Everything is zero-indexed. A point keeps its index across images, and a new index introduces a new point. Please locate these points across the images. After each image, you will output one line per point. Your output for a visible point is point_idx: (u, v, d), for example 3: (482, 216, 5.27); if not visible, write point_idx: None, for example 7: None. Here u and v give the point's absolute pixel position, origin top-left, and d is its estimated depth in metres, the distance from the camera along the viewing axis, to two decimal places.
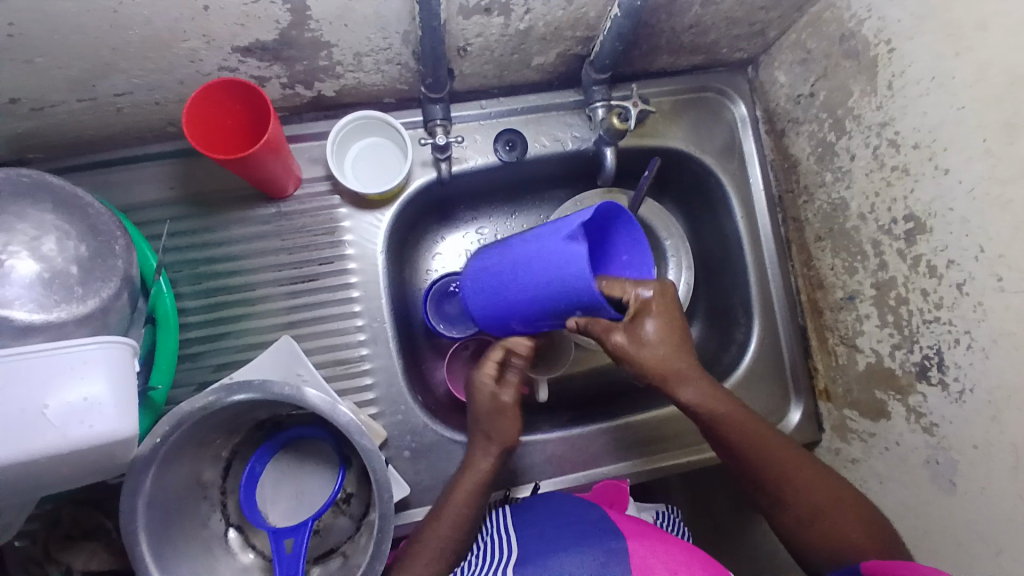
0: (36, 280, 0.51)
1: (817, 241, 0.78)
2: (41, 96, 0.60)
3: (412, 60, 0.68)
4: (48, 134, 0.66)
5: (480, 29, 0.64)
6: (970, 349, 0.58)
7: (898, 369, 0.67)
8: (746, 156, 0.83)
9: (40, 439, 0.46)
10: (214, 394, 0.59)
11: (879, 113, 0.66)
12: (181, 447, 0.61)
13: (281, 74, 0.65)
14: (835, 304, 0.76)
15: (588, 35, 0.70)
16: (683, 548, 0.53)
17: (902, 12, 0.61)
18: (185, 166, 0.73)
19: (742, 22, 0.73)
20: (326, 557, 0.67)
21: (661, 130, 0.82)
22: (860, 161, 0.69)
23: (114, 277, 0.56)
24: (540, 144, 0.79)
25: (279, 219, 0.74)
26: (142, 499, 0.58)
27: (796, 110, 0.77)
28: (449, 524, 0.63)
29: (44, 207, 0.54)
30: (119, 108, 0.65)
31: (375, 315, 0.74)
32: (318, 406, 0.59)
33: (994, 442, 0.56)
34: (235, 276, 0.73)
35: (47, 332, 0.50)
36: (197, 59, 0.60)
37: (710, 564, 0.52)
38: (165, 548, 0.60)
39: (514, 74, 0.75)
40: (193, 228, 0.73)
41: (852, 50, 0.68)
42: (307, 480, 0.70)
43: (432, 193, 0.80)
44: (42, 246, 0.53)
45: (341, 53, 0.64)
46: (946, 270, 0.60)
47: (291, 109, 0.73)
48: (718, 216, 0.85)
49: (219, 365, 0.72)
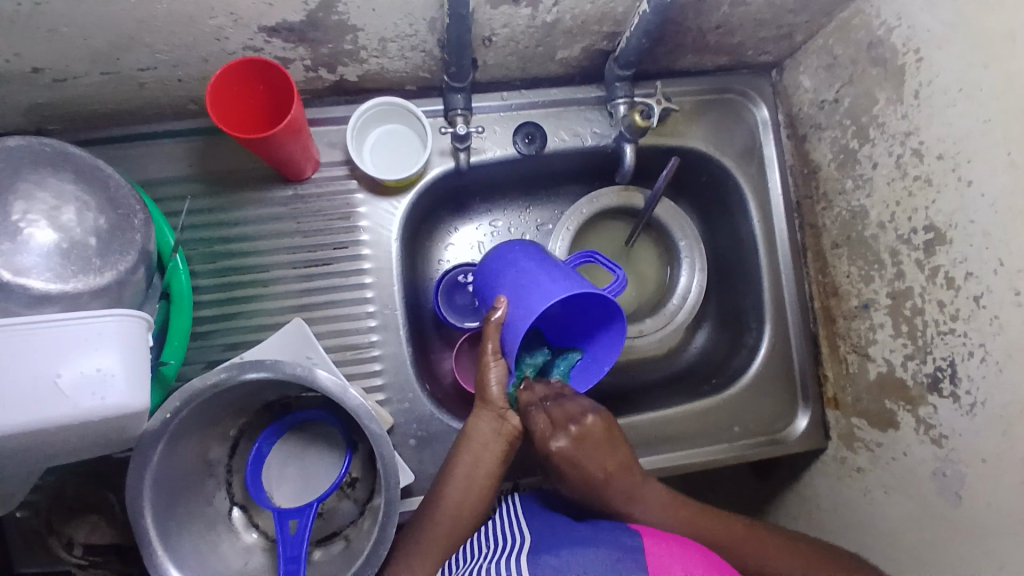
0: (53, 249, 0.51)
1: (834, 248, 0.77)
2: (64, 67, 0.60)
3: (436, 48, 0.68)
4: (71, 106, 0.66)
5: (507, 19, 0.64)
6: (984, 362, 0.58)
7: (910, 380, 0.67)
8: (766, 160, 0.82)
9: (54, 408, 0.46)
10: (225, 371, 0.59)
11: (904, 121, 0.65)
12: (189, 424, 0.61)
13: (305, 57, 0.65)
14: (849, 312, 0.76)
15: (614, 31, 0.70)
16: (698, 552, 0.53)
17: (933, 22, 0.60)
18: (204, 144, 0.73)
19: (770, 24, 0.72)
20: (329, 540, 0.67)
21: (680, 130, 0.81)
22: (882, 170, 0.69)
23: (131, 251, 0.56)
24: (560, 138, 0.78)
25: (295, 201, 0.74)
26: (150, 473, 0.58)
27: (819, 115, 0.77)
28: (459, 490, 0.62)
29: (65, 177, 0.54)
30: (142, 82, 0.65)
31: (386, 302, 0.74)
32: (329, 388, 0.59)
33: (1004, 458, 0.56)
34: (249, 257, 0.73)
35: (62, 302, 0.51)
36: (222, 37, 0.60)
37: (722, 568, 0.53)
38: (170, 523, 0.60)
39: (537, 66, 0.74)
40: (209, 206, 0.73)
41: (880, 58, 0.67)
42: (313, 463, 0.70)
43: (449, 183, 0.79)
44: (62, 216, 0.52)
45: (366, 38, 0.64)
46: (963, 282, 0.60)
47: (313, 92, 0.73)
48: (734, 219, 0.85)
49: (229, 345, 0.72)
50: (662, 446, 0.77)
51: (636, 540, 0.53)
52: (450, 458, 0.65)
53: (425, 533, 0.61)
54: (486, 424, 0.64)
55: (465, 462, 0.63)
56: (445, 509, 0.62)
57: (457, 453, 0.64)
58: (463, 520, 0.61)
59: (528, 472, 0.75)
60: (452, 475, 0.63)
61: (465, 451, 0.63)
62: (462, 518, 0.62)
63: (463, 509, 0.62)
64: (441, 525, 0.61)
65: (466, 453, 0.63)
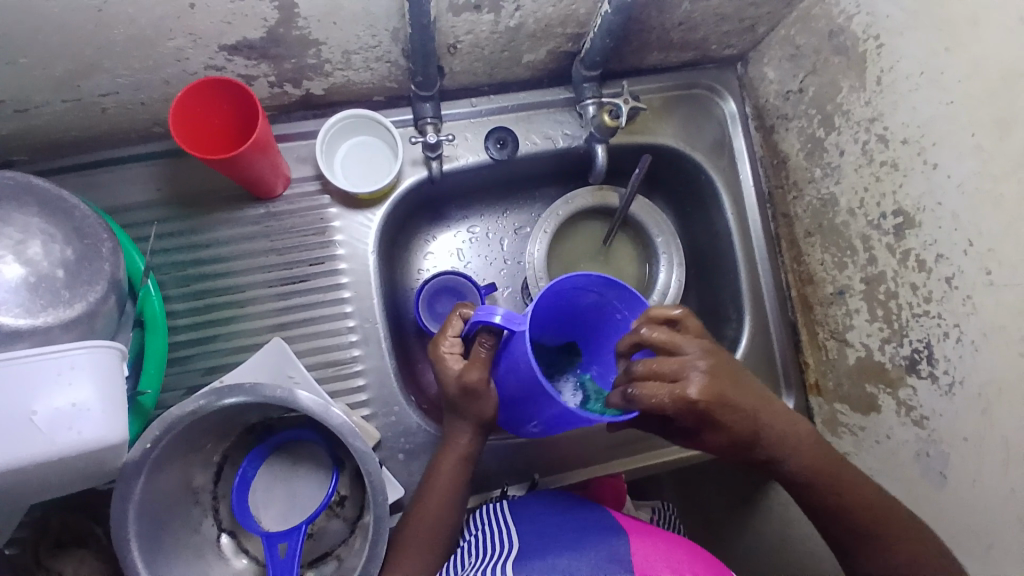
0: (21, 283, 0.50)
1: (806, 237, 0.78)
2: (23, 97, 0.59)
3: (401, 58, 0.67)
4: (32, 135, 0.65)
5: (470, 26, 0.64)
6: (960, 342, 0.59)
7: (888, 363, 0.68)
8: (736, 153, 0.83)
9: (28, 445, 0.45)
10: (204, 398, 0.58)
11: (868, 108, 0.66)
12: (170, 453, 0.60)
13: (269, 73, 0.64)
14: (825, 299, 0.77)
15: (578, 32, 0.70)
16: (684, 549, 0.54)
17: (891, 8, 0.61)
18: (172, 166, 0.72)
19: (732, 19, 0.73)
20: (321, 561, 0.66)
21: (651, 127, 0.82)
22: (850, 157, 0.70)
23: (100, 280, 0.55)
24: (531, 142, 0.78)
25: (268, 219, 0.74)
26: (133, 505, 0.57)
27: (785, 106, 0.78)
28: (430, 522, 0.62)
29: (29, 210, 0.53)
30: (104, 108, 0.63)
31: (366, 315, 0.73)
32: (311, 408, 0.58)
33: (984, 436, 0.57)
34: (224, 278, 0.72)
35: (33, 338, 0.50)
36: (183, 58, 0.59)
37: (710, 563, 0.54)
38: (158, 554, 0.59)
39: (505, 71, 0.74)
40: (180, 229, 0.72)
41: (841, 46, 0.68)
42: (300, 483, 0.69)
43: (423, 192, 0.79)
44: (28, 249, 0.52)
45: (329, 51, 0.63)
46: (935, 264, 0.61)
47: (279, 109, 0.72)
48: (708, 212, 0.85)
49: (207, 369, 0.71)
50: (651, 442, 0.77)
51: (621, 542, 0.54)
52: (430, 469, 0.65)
53: (408, 548, 0.61)
54: (468, 442, 0.63)
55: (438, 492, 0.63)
56: (425, 522, 0.62)
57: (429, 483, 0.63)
58: (441, 528, 0.62)
59: (521, 477, 0.75)
60: (434, 486, 0.63)
61: (444, 470, 0.63)
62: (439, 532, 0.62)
63: (441, 528, 0.62)
64: (422, 539, 0.61)
65: (447, 469, 0.63)
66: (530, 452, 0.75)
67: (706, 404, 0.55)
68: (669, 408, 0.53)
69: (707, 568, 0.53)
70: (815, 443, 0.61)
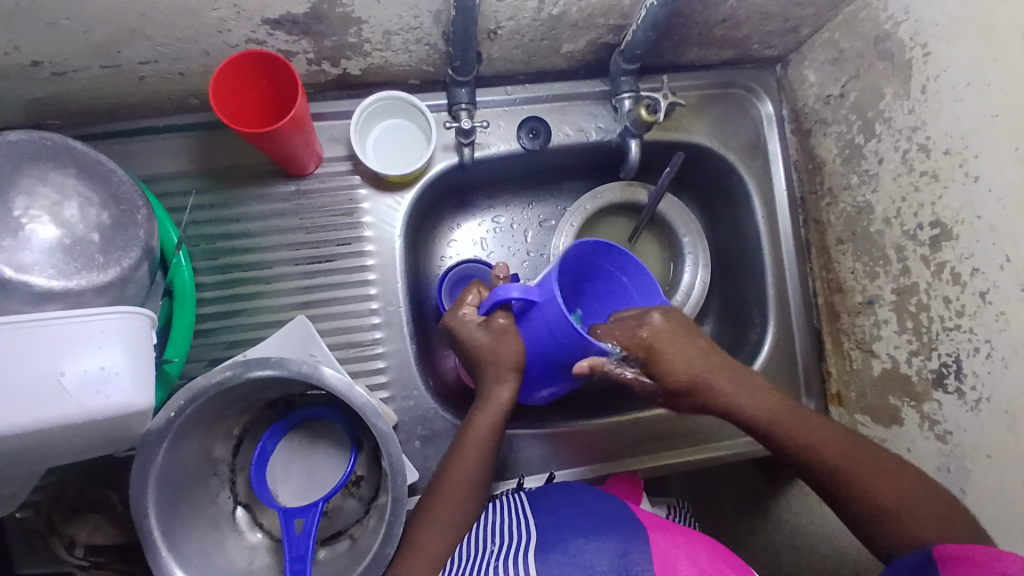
0: (56, 245, 0.50)
1: (838, 244, 0.77)
2: (64, 61, 0.59)
3: (441, 41, 0.67)
4: (69, 99, 0.65)
5: (513, 12, 0.63)
6: (990, 357, 0.58)
7: (915, 375, 0.67)
8: (770, 155, 0.82)
9: (55, 407, 0.46)
10: (230, 369, 0.58)
11: (911, 116, 0.65)
12: (193, 424, 0.61)
13: (308, 50, 0.64)
14: (853, 308, 0.76)
15: (620, 24, 0.69)
16: (705, 544, 0.54)
17: (942, 15, 0.60)
18: (205, 139, 0.73)
19: (776, 18, 0.72)
20: (334, 539, 0.67)
21: (685, 125, 0.81)
22: (888, 165, 0.69)
23: (134, 247, 0.55)
24: (564, 133, 0.78)
25: (297, 197, 0.74)
26: (153, 473, 0.57)
27: (824, 110, 0.77)
28: (454, 499, 0.62)
29: (67, 172, 0.53)
30: (142, 76, 0.63)
31: (390, 298, 0.73)
32: (336, 387, 0.58)
33: (1011, 453, 0.56)
34: (251, 254, 0.73)
35: (65, 300, 0.49)
36: (224, 29, 0.59)
37: (730, 560, 0.54)
38: (174, 524, 0.59)
39: (542, 60, 0.74)
40: (212, 203, 0.73)
41: (886, 52, 0.67)
42: (318, 461, 0.69)
43: (452, 178, 0.79)
44: (64, 211, 0.51)
45: (370, 30, 0.63)
46: (970, 278, 0.60)
47: (315, 87, 0.72)
48: (737, 214, 0.84)
49: (231, 342, 0.71)
50: (668, 442, 0.78)
51: (641, 535, 0.54)
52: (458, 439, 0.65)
53: (435, 513, 0.62)
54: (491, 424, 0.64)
55: (459, 470, 0.63)
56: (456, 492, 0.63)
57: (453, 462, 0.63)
58: (464, 505, 0.63)
59: (537, 470, 0.76)
60: (462, 461, 0.63)
61: (471, 443, 0.64)
62: (468, 499, 0.63)
63: (465, 494, 0.63)
64: (449, 512, 0.62)
65: (477, 437, 0.63)
66: (545, 445, 0.76)
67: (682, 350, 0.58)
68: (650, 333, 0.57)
69: (730, 565, 0.53)
70: (814, 423, 0.60)
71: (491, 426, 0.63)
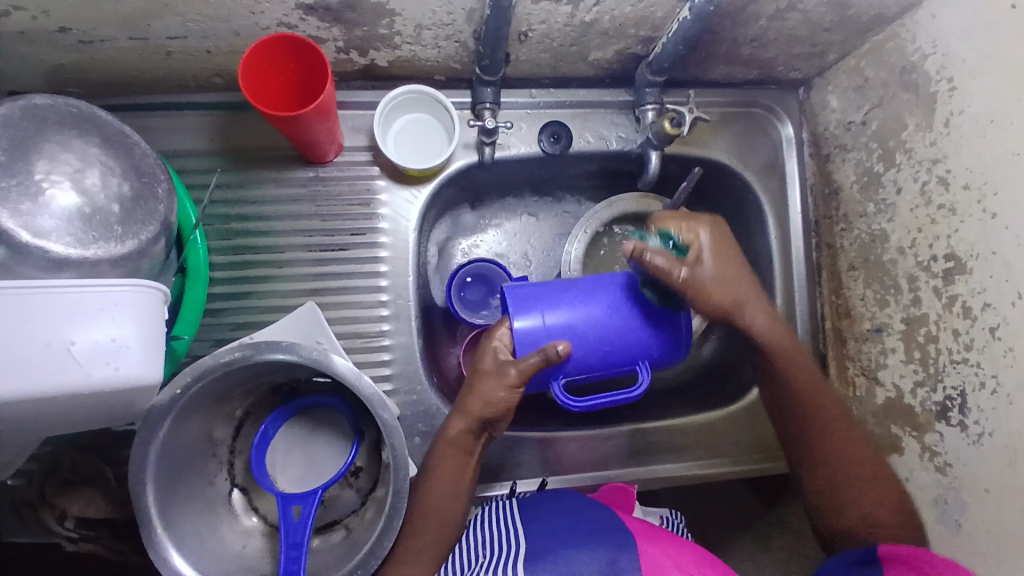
0: (75, 213, 0.49)
1: (850, 270, 0.77)
2: (93, 29, 0.58)
3: (471, 40, 0.67)
4: (95, 68, 0.65)
5: (545, 16, 0.64)
6: (995, 393, 0.58)
7: (918, 406, 0.67)
8: (787, 177, 0.82)
9: (62, 376, 0.45)
10: (240, 350, 0.58)
11: (932, 149, 0.66)
12: (197, 403, 0.60)
13: (338, 38, 0.64)
14: (860, 334, 0.76)
15: (650, 35, 0.70)
16: (690, 549, 0.55)
17: (971, 51, 0.61)
18: (227, 119, 0.72)
19: (805, 42, 0.72)
20: (329, 529, 0.67)
21: (705, 141, 0.81)
22: (906, 195, 0.69)
23: (153, 221, 0.55)
24: (585, 140, 0.78)
25: (315, 183, 0.73)
26: (154, 449, 0.57)
27: (845, 136, 0.77)
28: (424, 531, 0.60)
29: (90, 140, 0.53)
30: (169, 51, 0.63)
31: (400, 292, 0.73)
32: (345, 376, 0.58)
33: (1009, 489, 0.56)
34: (265, 237, 0.72)
35: (80, 269, 0.49)
36: (257, 11, 0.59)
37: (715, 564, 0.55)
38: (170, 502, 0.59)
39: (569, 66, 0.74)
40: (230, 183, 0.72)
41: (912, 83, 0.67)
42: (318, 449, 0.68)
43: (470, 176, 0.79)
44: (85, 179, 0.51)
45: (402, 23, 0.63)
46: (980, 313, 0.60)
47: (340, 75, 0.72)
48: (750, 233, 0.84)
49: (238, 324, 0.71)
50: (666, 456, 0.77)
51: (629, 542, 0.54)
52: (427, 463, 0.63)
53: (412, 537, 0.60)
54: (456, 447, 0.61)
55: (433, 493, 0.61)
56: (432, 509, 0.61)
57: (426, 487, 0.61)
58: (443, 534, 0.60)
59: (532, 475, 0.75)
60: (437, 466, 0.61)
61: (441, 464, 0.61)
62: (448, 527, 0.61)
63: (444, 518, 0.61)
64: (423, 540, 0.60)
65: (445, 461, 0.61)
66: (542, 450, 0.76)
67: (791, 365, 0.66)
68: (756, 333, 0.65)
69: (714, 568, 0.54)
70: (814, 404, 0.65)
71: (460, 450, 0.62)
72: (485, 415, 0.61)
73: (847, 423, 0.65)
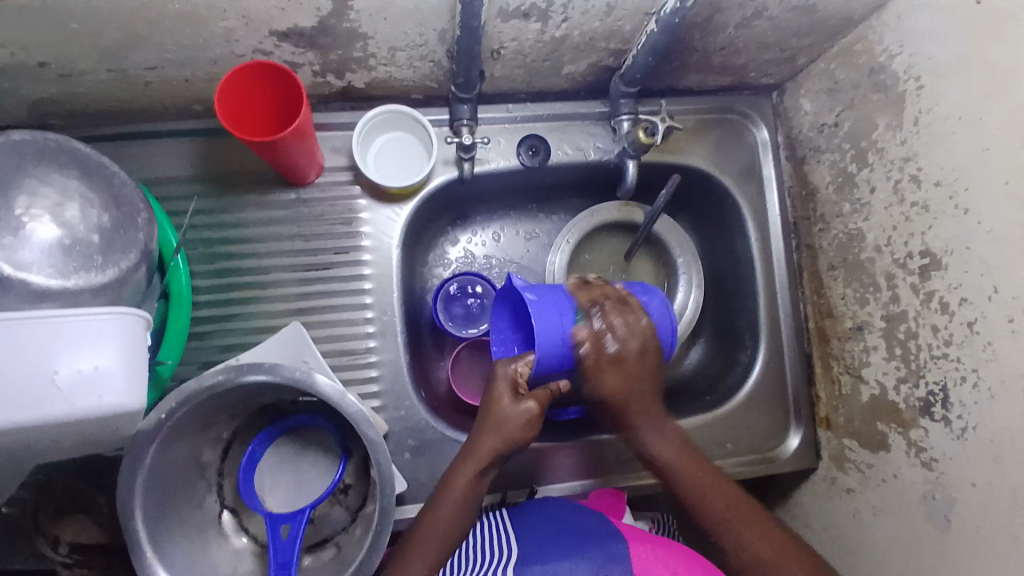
0: (56, 246, 0.50)
1: (829, 270, 0.78)
2: (72, 63, 0.60)
3: (445, 58, 0.68)
4: (76, 100, 0.66)
5: (516, 33, 0.65)
6: (977, 387, 0.59)
7: (902, 402, 0.67)
8: (765, 181, 0.83)
9: (47, 407, 0.46)
10: (223, 373, 0.59)
11: (903, 147, 0.67)
12: (183, 427, 0.61)
13: (314, 62, 0.65)
14: (843, 333, 0.77)
15: (621, 48, 0.71)
16: (682, 553, 0.55)
17: (935, 52, 0.62)
18: (209, 144, 0.73)
19: (774, 48, 0.74)
20: (319, 547, 0.67)
21: (682, 148, 0.82)
22: (880, 194, 0.70)
23: (132, 250, 0.56)
24: (563, 151, 0.79)
25: (297, 205, 0.74)
26: (141, 474, 0.57)
27: (818, 138, 0.78)
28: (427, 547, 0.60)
29: (70, 172, 0.53)
30: (148, 81, 0.64)
31: (385, 308, 0.74)
32: (328, 395, 0.59)
33: (995, 482, 0.57)
34: (249, 259, 0.73)
35: (61, 300, 0.50)
36: (233, 39, 0.60)
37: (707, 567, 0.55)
38: (160, 527, 0.59)
39: (543, 80, 0.75)
40: (213, 207, 0.73)
41: (881, 84, 0.69)
42: (306, 468, 0.69)
43: (452, 191, 0.80)
44: (65, 212, 0.51)
45: (376, 45, 0.64)
46: (958, 308, 0.61)
47: (319, 97, 0.73)
48: (731, 237, 0.85)
49: (225, 346, 0.72)
50: None
51: (621, 545, 0.55)
52: (441, 485, 0.63)
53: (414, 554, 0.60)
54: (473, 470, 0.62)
55: (441, 514, 0.61)
56: (438, 528, 0.61)
57: (435, 506, 0.62)
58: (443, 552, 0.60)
59: (522, 484, 0.75)
60: (451, 487, 0.62)
61: (455, 485, 0.62)
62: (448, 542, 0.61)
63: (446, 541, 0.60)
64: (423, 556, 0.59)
65: (457, 483, 0.62)
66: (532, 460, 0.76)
67: (676, 451, 0.63)
68: (654, 453, 0.63)
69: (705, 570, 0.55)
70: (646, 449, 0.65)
71: (475, 474, 0.62)
72: (509, 443, 0.62)
73: (709, 471, 0.62)
